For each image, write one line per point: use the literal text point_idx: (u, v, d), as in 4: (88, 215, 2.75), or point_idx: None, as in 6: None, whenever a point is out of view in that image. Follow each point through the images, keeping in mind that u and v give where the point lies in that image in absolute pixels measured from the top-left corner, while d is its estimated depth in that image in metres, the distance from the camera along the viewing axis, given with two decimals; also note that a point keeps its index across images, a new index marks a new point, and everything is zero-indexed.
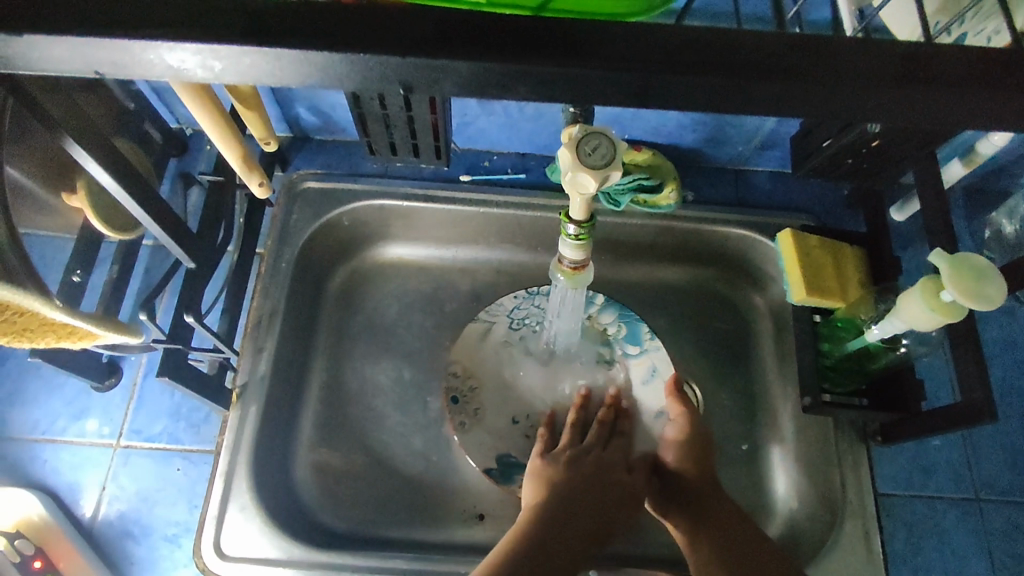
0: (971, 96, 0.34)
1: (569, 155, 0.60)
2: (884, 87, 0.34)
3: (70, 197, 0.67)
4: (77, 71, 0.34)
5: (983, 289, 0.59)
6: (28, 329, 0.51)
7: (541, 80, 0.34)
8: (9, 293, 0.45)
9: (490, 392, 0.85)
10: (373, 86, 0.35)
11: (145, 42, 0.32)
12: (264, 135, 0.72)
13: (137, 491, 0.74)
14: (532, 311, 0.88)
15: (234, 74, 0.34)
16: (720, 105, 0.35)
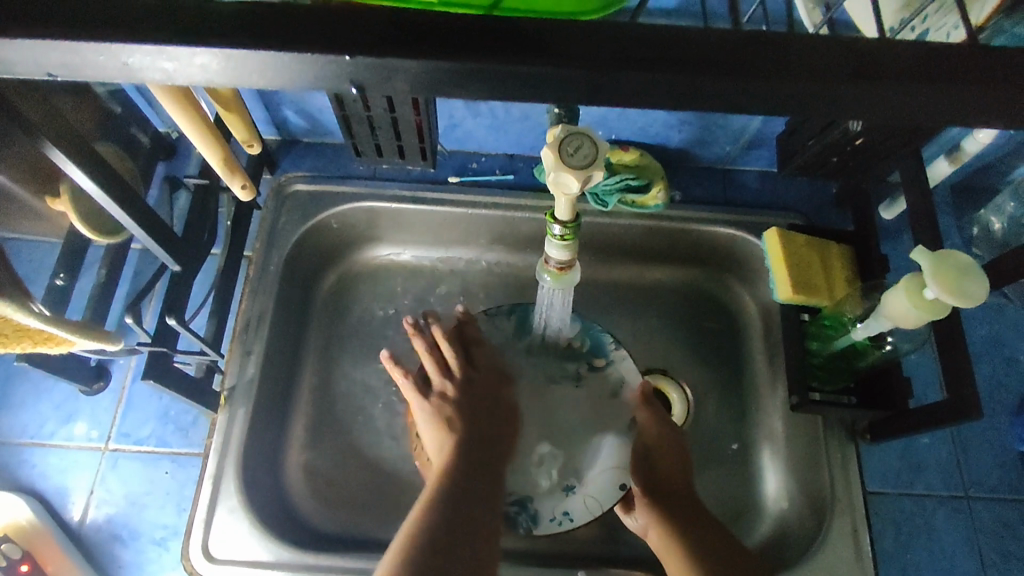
0: (938, 90, 0.34)
1: (551, 155, 0.60)
2: (847, 83, 0.34)
3: (54, 201, 0.67)
4: (34, 74, 0.34)
5: (965, 286, 0.59)
6: (3, 334, 0.51)
7: (505, 78, 0.34)
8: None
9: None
10: (333, 85, 0.35)
11: (101, 44, 0.32)
12: (247, 138, 0.72)
13: (125, 494, 0.74)
14: (495, 332, 0.85)
15: (186, 75, 0.34)
16: (687, 103, 0.35)
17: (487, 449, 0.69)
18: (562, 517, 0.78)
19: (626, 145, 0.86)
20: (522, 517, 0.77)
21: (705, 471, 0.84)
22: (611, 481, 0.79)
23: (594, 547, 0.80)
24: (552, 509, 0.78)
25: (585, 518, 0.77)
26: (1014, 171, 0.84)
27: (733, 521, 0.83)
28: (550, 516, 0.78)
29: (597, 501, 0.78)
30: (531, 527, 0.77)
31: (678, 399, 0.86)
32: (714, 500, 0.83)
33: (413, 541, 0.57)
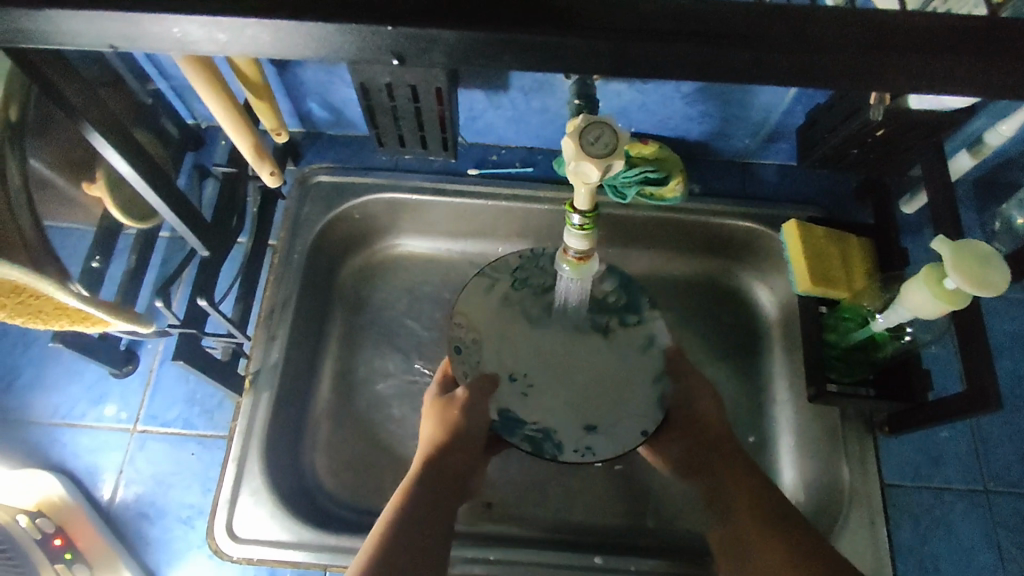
0: (960, 59, 0.35)
1: (571, 145, 0.61)
2: (870, 56, 0.34)
3: (91, 186, 0.68)
4: (95, 45, 0.36)
5: (986, 276, 0.59)
6: (42, 312, 0.53)
7: (532, 49, 0.35)
8: (23, 277, 0.47)
9: (493, 343, 0.79)
10: (370, 57, 0.36)
11: (155, 15, 0.34)
12: (275, 126, 0.74)
13: (153, 474, 0.76)
14: (537, 270, 0.82)
15: (238, 47, 0.36)
16: (709, 74, 0.36)
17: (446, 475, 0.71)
18: (586, 451, 0.75)
19: (645, 137, 0.87)
20: (544, 443, 0.75)
21: None
22: (635, 427, 0.75)
23: (609, 535, 0.81)
24: (575, 441, 0.75)
25: (615, 450, 0.75)
26: None
27: None
28: (573, 446, 0.75)
29: (621, 442, 0.75)
30: (556, 455, 0.74)
31: None
32: None
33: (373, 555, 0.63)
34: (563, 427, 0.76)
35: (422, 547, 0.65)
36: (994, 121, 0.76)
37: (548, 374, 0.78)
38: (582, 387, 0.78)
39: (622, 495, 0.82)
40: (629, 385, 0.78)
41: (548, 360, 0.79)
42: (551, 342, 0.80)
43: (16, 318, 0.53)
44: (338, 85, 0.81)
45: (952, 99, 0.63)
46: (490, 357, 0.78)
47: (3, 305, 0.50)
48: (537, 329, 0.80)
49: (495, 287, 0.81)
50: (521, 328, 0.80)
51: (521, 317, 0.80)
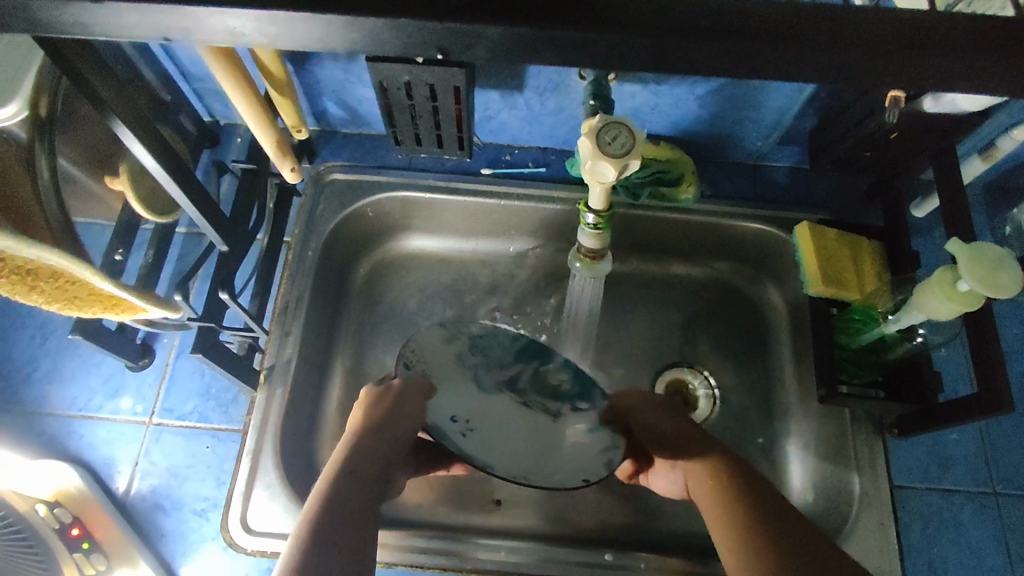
0: (972, 61, 0.37)
1: (588, 144, 0.62)
2: (895, 53, 0.37)
3: (113, 181, 0.69)
4: (150, 36, 0.39)
5: (999, 278, 0.59)
6: (78, 298, 0.54)
7: (573, 46, 0.37)
8: (63, 262, 0.48)
9: (440, 381, 0.73)
10: (415, 52, 0.39)
11: (213, 10, 0.36)
12: (296, 123, 0.75)
13: (168, 467, 0.77)
14: (495, 344, 0.77)
15: (287, 39, 0.38)
16: (740, 70, 0.38)
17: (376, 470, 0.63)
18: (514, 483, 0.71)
19: (658, 139, 0.88)
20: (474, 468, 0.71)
21: None
22: (576, 474, 0.70)
23: (619, 534, 0.81)
24: (512, 467, 0.69)
25: (554, 485, 0.69)
26: None
27: None
28: (509, 472, 0.69)
29: (559, 480, 0.70)
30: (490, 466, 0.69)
31: (705, 401, 0.89)
32: None
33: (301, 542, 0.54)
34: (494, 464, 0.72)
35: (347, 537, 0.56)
36: (1006, 126, 0.77)
37: (489, 432, 0.71)
38: (521, 450, 0.71)
39: (633, 495, 0.83)
40: (570, 444, 0.72)
41: (493, 415, 0.72)
42: (496, 407, 0.73)
43: (54, 303, 0.54)
44: (355, 83, 0.81)
45: (967, 101, 0.64)
46: (439, 385, 0.73)
47: (43, 290, 0.51)
48: (491, 388, 0.74)
49: (453, 341, 0.76)
50: (468, 387, 0.73)
51: (473, 374, 0.74)
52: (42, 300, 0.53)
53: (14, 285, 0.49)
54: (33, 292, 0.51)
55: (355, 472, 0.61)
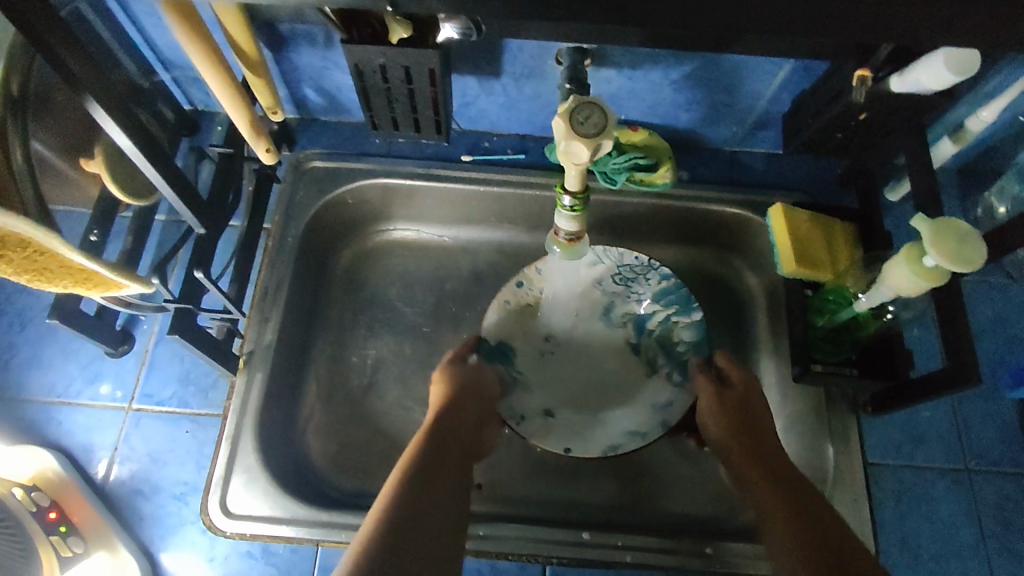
0: None
1: (562, 124, 0.63)
2: None
3: (88, 162, 0.69)
4: None
5: (963, 252, 0.61)
6: (48, 270, 0.54)
7: None
8: (32, 230, 0.48)
9: (554, 310, 0.87)
10: None
11: None
12: (272, 105, 0.75)
13: (148, 452, 0.77)
14: (641, 280, 0.87)
15: None
16: None
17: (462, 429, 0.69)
18: (516, 419, 0.83)
19: (635, 124, 0.89)
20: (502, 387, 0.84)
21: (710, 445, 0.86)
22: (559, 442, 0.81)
23: (599, 513, 0.82)
24: (522, 409, 0.83)
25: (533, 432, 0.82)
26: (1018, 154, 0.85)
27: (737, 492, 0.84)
28: (513, 408, 0.83)
29: (551, 436, 0.82)
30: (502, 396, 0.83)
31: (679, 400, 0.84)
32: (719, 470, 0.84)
33: (401, 485, 0.60)
34: (530, 395, 0.85)
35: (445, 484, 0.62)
36: (974, 108, 0.78)
37: (568, 361, 0.87)
38: (575, 388, 0.86)
39: (611, 476, 0.84)
40: (611, 402, 0.85)
41: (584, 351, 0.87)
42: (603, 340, 0.88)
43: (23, 275, 0.54)
44: (333, 70, 0.82)
45: (932, 79, 0.64)
46: (544, 314, 0.87)
47: (12, 260, 0.51)
48: (615, 323, 0.88)
49: (594, 265, 0.87)
50: (591, 321, 0.88)
51: (608, 310, 0.88)
52: (11, 270, 0.53)
53: None
54: (2, 263, 0.51)
55: (444, 429, 0.67)
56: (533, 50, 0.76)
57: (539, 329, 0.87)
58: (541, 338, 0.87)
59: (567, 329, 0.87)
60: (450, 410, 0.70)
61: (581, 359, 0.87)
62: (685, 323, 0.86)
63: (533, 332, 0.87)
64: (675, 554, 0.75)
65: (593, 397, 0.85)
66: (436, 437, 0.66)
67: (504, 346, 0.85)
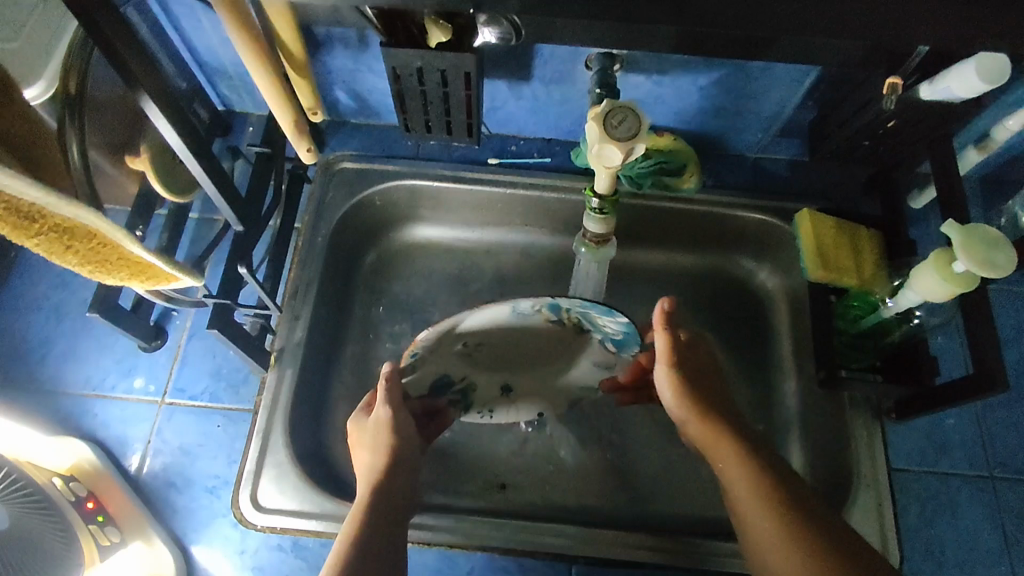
0: None
1: (595, 128, 0.64)
2: None
3: (133, 160, 0.71)
4: None
5: (994, 258, 0.62)
6: (109, 262, 0.55)
7: None
8: (100, 222, 0.50)
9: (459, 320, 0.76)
10: None
11: None
12: (312, 106, 0.78)
13: (180, 445, 0.78)
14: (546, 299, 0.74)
15: None
16: None
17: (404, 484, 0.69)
18: (487, 413, 0.85)
19: (661, 130, 0.90)
20: (458, 402, 0.83)
21: None
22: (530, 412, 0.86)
23: (621, 513, 0.82)
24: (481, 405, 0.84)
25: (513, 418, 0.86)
26: None
27: None
28: (477, 408, 0.85)
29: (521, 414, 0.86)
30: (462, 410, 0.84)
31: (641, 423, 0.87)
32: None
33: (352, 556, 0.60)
34: (480, 387, 0.83)
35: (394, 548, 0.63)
36: (1000, 117, 0.79)
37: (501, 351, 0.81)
38: (523, 365, 0.83)
39: (632, 477, 0.84)
40: (565, 365, 0.83)
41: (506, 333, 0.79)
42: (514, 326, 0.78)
43: (85, 267, 0.55)
44: (367, 73, 0.83)
45: (962, 87, 0.65)
46: (448, 338, 0.77)
47: (78, 253, 0.53)
48: (528, 310, 0.76)
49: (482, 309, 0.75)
50: (503, 316, 0.76)
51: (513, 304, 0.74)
52: (75, 262, 0.54)
53: (51, 245, 0.51)
54: (68, 254, 0.52)
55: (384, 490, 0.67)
56: (565, 55, 0.77)
57: (451, 345, 0.78)
58: (456, 345, 0.79)
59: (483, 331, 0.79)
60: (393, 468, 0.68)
61: (507, 339, 0.80)
62: (609, 319, 0.74)
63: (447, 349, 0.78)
64: (701, 557, 0.75)
65: (540, 367, 0.83)
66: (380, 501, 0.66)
67: (434, 376, 0.80)
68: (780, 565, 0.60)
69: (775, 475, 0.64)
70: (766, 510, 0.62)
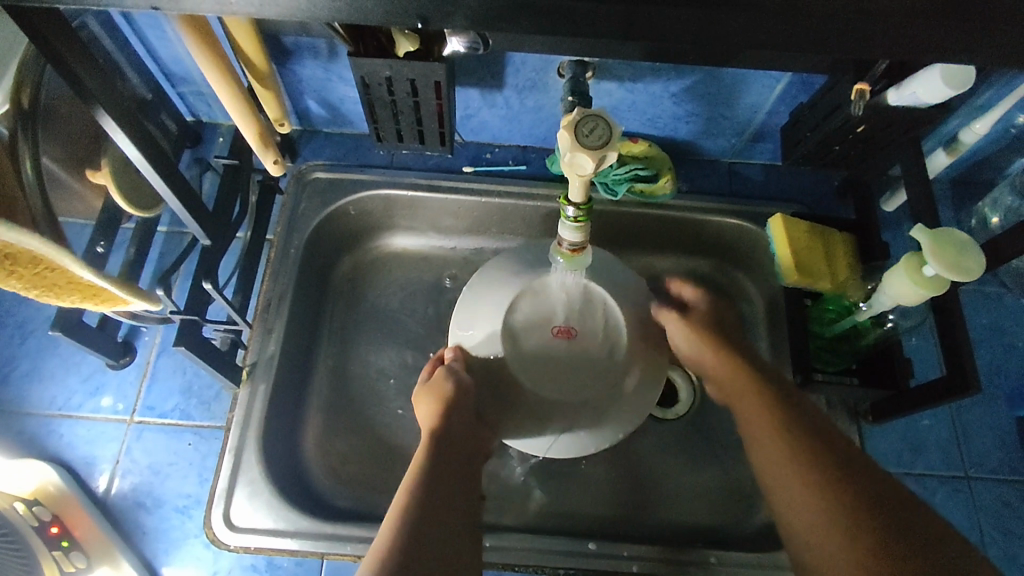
0: (901, 23, 0.44)
1: (566, 136, 0.60)
2: (833, 19, 0.44)
3: (95, 174, 0.69)
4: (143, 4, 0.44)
5: (965, 262, 0.62)
6: (58, 284, 0.54)
7: (546, 13, 0.44)
8: (47, 249, 0.49)
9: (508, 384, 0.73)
10: (401, 21, 0.45)
11: None
12: (278, 116, 0.77)
13: (149, 465, 0.77)
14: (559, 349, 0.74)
15: (277, 6, 0.44)
16: (710, 35, 0.45)
17: (461, 457, 0.67)
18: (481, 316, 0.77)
19: (635, 136, 0.90)
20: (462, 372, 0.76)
21: (715, 456, 0.86)
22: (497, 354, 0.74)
23: (602, 522, 0.82)
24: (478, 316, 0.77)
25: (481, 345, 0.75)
26: (1011, 166, 0.87)
27: (738, 503, 0.84)
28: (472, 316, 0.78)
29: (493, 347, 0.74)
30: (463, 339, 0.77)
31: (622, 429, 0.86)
32: (720, 483, 0.84)
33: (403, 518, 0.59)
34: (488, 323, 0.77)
35: (454, 520, 0.62)
36: (968, 120, 0.80)
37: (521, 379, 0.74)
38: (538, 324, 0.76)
39: (613, 486, 0.83)
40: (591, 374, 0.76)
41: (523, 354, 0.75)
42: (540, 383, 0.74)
43: (32, 288, 0.54)
44: (337, 83, 0.82)
45: (928, 93, 0.65)
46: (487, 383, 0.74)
47: (22, 275, 0.52)
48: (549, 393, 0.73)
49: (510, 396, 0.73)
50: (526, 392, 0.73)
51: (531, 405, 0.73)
52: (20, 284, 0.53)
53: None
54: (12, 277, 0.51)
55: (444, 458, 0.66)
56: (536, 63, 0.77)
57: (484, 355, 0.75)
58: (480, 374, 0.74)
59: (528, 347, 0.74)
60: (447, 440, 0.67)
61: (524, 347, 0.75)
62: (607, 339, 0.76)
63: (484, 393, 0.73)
64: (680, 565, 0.75)
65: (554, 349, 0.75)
66: (438, 466, 0.65)
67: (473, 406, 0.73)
68: (804, 515, 0.59)
69: (800, 421, 0.65)
70: (785, 450, 0.63)
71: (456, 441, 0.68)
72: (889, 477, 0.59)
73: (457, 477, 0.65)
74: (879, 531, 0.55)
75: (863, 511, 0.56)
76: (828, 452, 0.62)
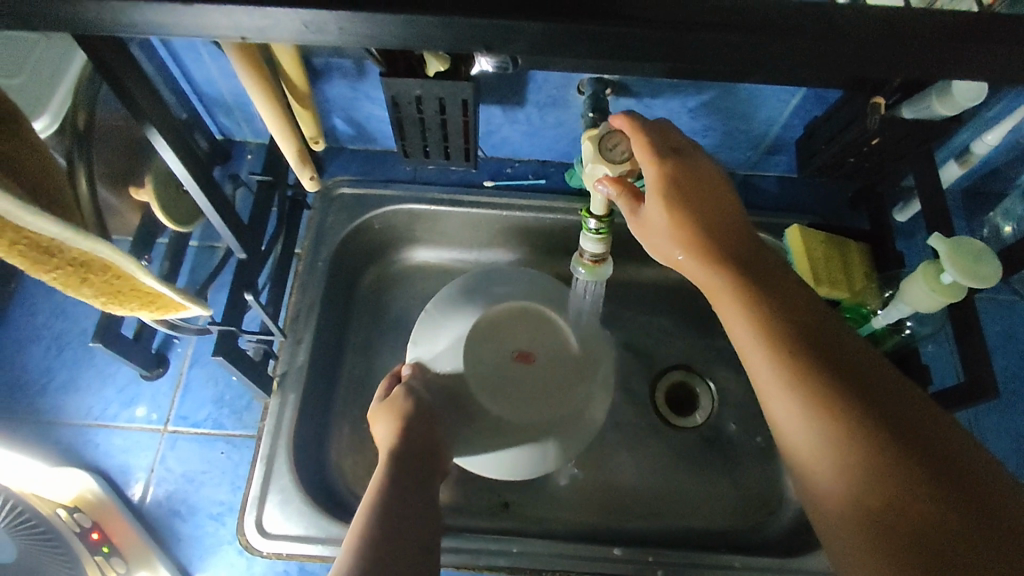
0: (928, 46, 0.46)
1: (590, 147, 0.63)
2: (863, 42, 0.46)
3: (138, 190, 0.72)
4: None
5: (981, 269, 0.64)
6: (122, 293, 0.56)
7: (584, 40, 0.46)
8: (116, 254, 0.51)
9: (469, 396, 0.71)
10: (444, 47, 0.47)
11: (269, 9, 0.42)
12: (313, 134, 0.80)
13: (183, 473, 0.78)
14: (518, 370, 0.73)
15: None
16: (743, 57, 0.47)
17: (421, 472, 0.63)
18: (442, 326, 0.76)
19: None
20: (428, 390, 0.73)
21: (734, 463, 0.87)
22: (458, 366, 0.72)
23: (624, 528, 0.83)
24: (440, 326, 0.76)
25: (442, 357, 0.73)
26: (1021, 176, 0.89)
27: (758, 509, 0.85)
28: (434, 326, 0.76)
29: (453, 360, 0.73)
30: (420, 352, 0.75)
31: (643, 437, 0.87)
32: (739, 489, 0.86)
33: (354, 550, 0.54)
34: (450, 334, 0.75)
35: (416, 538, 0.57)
36: (980, 132, 0.82)
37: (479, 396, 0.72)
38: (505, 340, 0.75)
39: (634, 493, 0.84)
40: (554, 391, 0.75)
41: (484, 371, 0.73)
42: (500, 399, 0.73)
43: (100, 298, 0.56)
44: (364, 101, 0.85)
45: (941, 105, 0.69)
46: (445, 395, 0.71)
47: (93, 284, 0.53)
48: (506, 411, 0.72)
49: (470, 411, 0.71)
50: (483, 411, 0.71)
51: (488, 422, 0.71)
52: (90, 295, 0.55)
53: (67, 279, 0.51)
54: (84, 286, 0.53)
55: (400, 478, 0.61)
56: (558, 81, 0.79)
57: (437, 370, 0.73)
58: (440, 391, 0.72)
59: (489, 367, 0.73)
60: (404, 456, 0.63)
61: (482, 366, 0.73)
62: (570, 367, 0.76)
63: (446, 409, 0.70)
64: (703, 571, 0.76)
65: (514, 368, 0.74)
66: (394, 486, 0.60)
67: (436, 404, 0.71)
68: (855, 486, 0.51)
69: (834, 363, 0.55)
70: (813, 408, 0.53)
71: (418, 452, 0.64)
72: (950, 432, 0.51)
73: (414, 496, 0.61)
74: (921, 501, 0.48)
75: (912, 463, 0.50)
76: (854, 395, 0.53)
